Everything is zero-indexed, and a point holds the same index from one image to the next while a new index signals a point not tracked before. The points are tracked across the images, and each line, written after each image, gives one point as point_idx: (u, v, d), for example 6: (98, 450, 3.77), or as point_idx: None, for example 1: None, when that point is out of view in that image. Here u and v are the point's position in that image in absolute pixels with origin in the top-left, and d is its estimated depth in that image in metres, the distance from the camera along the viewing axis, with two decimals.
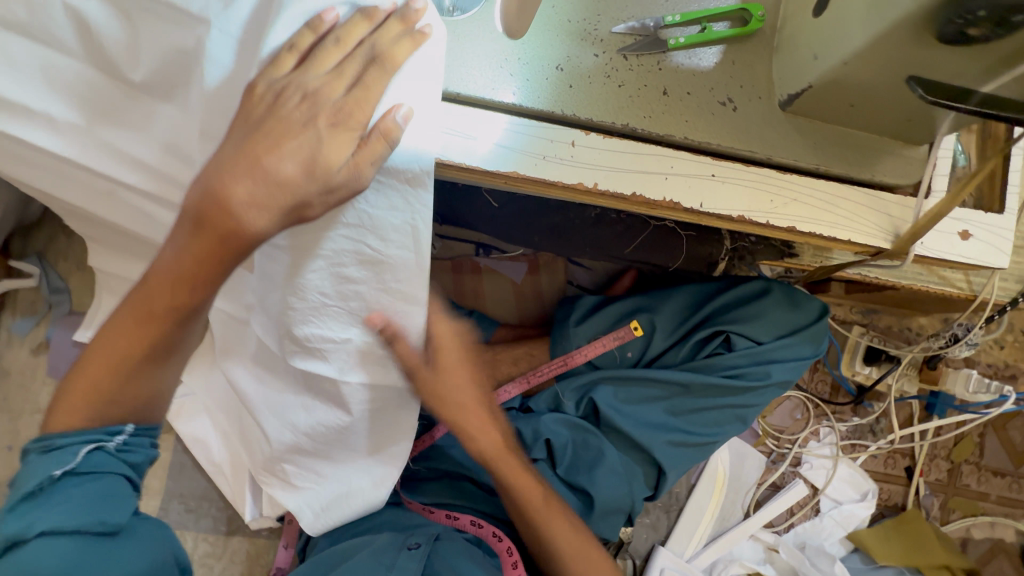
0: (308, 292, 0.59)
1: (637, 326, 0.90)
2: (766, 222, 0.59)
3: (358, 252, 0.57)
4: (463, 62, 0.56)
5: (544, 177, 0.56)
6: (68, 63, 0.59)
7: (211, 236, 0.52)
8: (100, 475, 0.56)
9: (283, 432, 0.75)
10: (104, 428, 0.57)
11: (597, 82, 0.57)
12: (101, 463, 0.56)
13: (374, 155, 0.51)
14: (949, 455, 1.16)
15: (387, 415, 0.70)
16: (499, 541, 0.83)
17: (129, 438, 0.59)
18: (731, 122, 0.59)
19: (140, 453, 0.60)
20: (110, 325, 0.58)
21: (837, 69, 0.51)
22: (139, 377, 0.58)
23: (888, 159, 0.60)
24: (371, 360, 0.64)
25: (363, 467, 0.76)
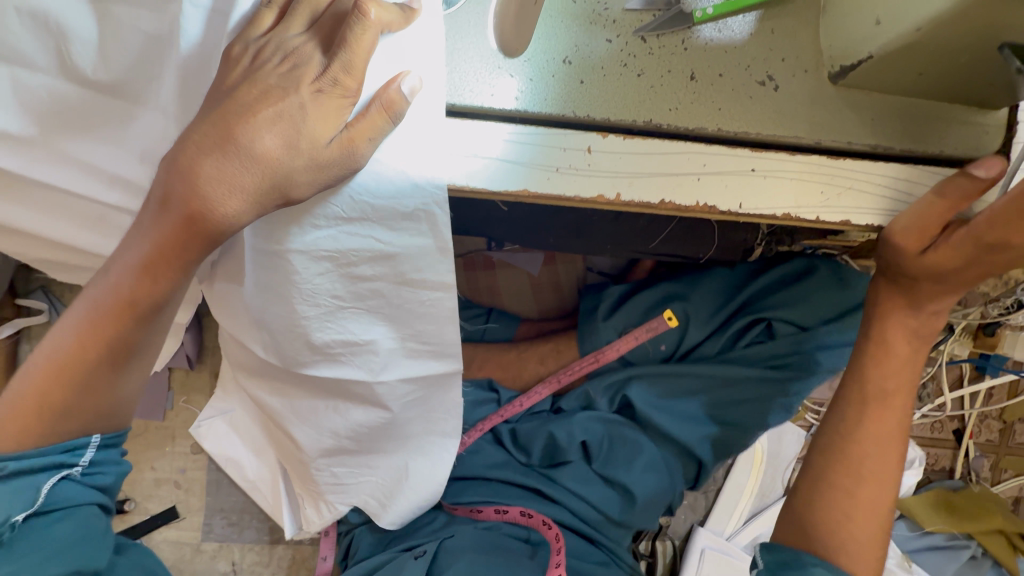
0: (311, 298, 0.54)
1: (670, 317, 0.82)
2: (816, 217, 0.51)
3: (368, 247, 0.52)
4: (458, 67, 0.49)
5: (560, 193, 0.49)
6: (39, 78, 0.50)
7: (170, 222, 0.46)
8: (75, 507, 0.54)
9: (320, 437, 0.69)
10: (68, 445, 0.54)
11: (613, 74, 0.49)
12: (67, 491, 0.54)
13: (374, 131, 0.45)
14: (1002, 415, 1.10)
15: (432, 399, 0.65)
16: (547, 528, 0.80)
17: (96, 456, 0.56)
18: (772, 104, 0.50)
19: (111, 469, 0.58)
20: (68, 317, 0.52)
21: (907, 34, 0.43)
22: (96, 371, 0.52)
23: (959, 130, 0.52)
24: (402, 356, 0.60)
25: (412, 448, 0.71)
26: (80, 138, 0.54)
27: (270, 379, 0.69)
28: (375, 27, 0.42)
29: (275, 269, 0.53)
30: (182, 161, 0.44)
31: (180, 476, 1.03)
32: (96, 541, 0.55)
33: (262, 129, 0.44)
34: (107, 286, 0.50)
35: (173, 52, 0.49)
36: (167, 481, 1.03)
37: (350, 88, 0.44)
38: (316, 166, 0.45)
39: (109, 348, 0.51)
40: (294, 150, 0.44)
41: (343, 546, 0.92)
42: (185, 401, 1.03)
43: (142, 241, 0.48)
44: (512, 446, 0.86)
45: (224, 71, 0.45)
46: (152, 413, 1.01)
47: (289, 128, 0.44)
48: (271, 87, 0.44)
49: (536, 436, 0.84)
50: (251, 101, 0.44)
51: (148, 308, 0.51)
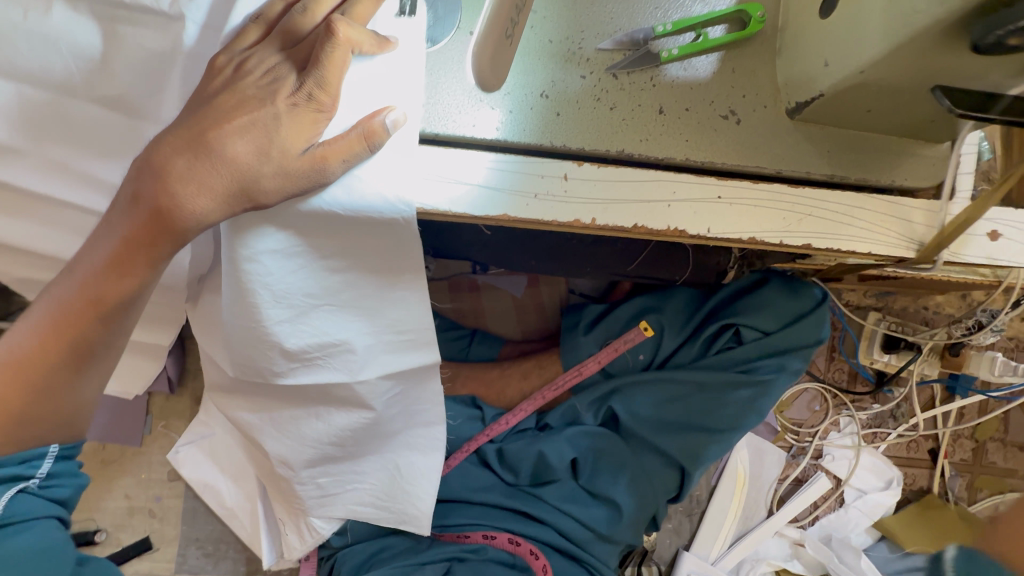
0: (277, 305, 0.54)
1: (646, 327, 0.83)
2: (780, 241, 0.55)
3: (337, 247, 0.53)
4: (440, 98, 0.51)
5: (538, 217, 0.52)
6: (44, 94, 0.53)
7: (140, 219, 0.48)
8: (31, 523, 0.50)
9: (302, 450, 0.69)
10: (22, 457, 0.51)
11: (586, 107, 0.53)
12: (22, 506, 0.50)
13: (348, 154, 0.47)
14: (974, 434, 1.14)
15: (411, 395, 0.65)
16: (535, 558, 0.81)
17: (53, 468, 0.53)
18: (735, 137, 0.54)
19: (68, 484, 0.55)
20: (29, 314, 0.52)
21: (852, 76, 0.46)
22: (58, 372, 0.52)
23: (907, 161, 0.56)
24: (380, 352, 0.60)
25: (400, 442, 0.71)
26: (85, 154, 0.57)
27: (255, 399, 0.69)
28: (345, 45, 0.45)
29: (235, 276, 0.52)
30: (152, 157, 0.47)
31: (155, 504, 1.00)
32: (54, 559, 0.51)
33: (233, 136, 0.46)
34: (74, 282, 0.51)
35: (173, 70, 0.51)
36: (140, 510, 1.00)
37: (324, 104, 0.46)
38: (284, 174, 0.46)
39: (73, 344, 0.52)
40: (265, 156, 0.46)
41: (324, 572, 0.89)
42: (163, 427, 1.01)
43: (112, 236, 0.49)
44: (498, 465, 0.86)
45: (209, 79, 0.48)
46: (129, 439, 0.99)
47: (261, 136, 0.46)
48: (251, 96, 0.46)
49: (520, 457, 0.84)
50: (227, 110, 0.46)
51: (113, 303, 0.51)
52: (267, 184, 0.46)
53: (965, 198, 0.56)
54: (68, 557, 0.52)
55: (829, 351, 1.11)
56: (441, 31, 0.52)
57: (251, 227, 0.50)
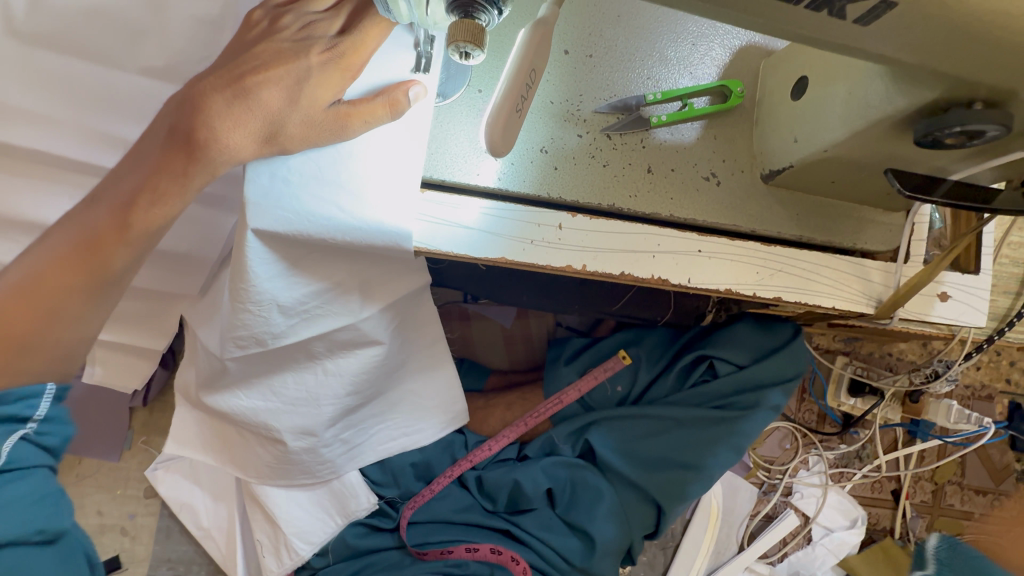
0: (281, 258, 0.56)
1: (625, 355, 0.90)
2: (752, 294, 0.60)
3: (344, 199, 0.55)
4: (447, 149, 0.55)
5: (532, 260, 0.56)
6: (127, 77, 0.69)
7: (175, 150, 0.52)
8: (29, 473, 0.50)
9: (316, 411, 0.73)
10: (22, 394, 0.50)
11: (582, 163, 0.57)
12: (21, 454, 0.49)
13: (371, 117, 0.51)
14: (933, 476, 1.19)
15: (409, 317, 0.72)
16: (517, 564, 0.84)
17: (49, 414, 0.52)
18: (715, 197, 0.59)
19: (61, 434, 0.53)
20: (45, 246, 0.55)
21: (818, 153, 0.52)
22: (72, 299, 0.55)
23: (867, 227, 0.62)
24: (378, 287, 0.64)
25: (398, 375, 0.78)
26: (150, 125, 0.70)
27: (249, 379, 0.71)
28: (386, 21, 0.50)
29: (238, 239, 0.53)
30: (189, 93, 0.51)
31: (128, 522, 0.99)
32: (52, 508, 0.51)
33: (268, 85, 0.49)
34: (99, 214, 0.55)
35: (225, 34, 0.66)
36: (113, 529, 0.98)
37: (352, 65, 0.50)
38: (310, 123, 0.50)
39: (91, 275, 0.55)
40: (294, 105, 0.49)
41: None
42: (144, 442, 1.00)
43: (143, 170, 0.54)
44: (479, 492, 0.89)
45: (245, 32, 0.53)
46: (107, 453, 0.98)
47: (292, 84, 0.49)
48: (285, 52, 0.50)
49: (502, 484, 0.87)
50: (265, 60, 0.49)
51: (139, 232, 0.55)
52: (294, 132, 0.50)
53: (918, 262, 0.62)
54: (60, 503, 0.52)
55: (801, 392, 1.17)
56: (453, 85, 0.56)
57: (255, 178, 0.52)
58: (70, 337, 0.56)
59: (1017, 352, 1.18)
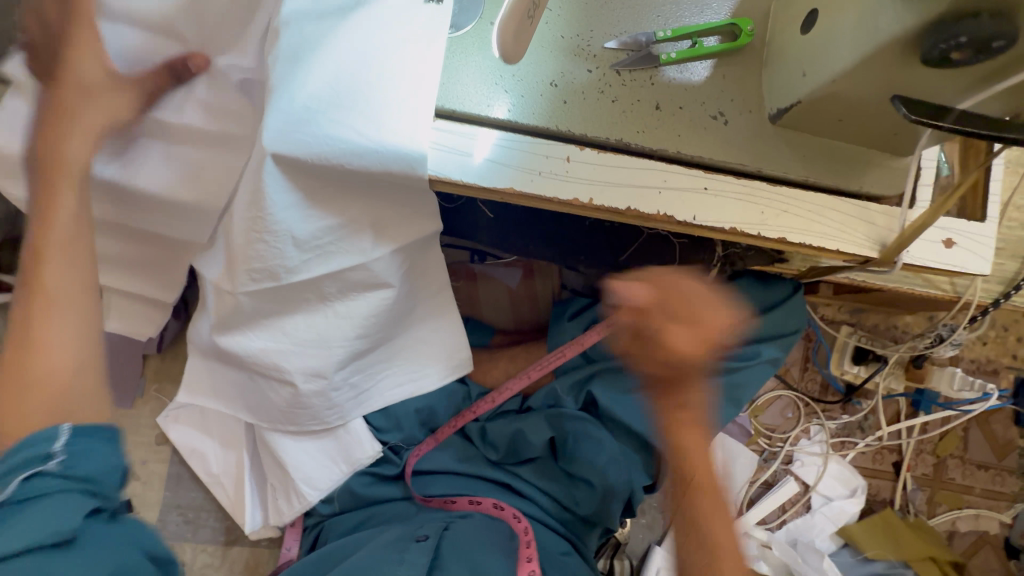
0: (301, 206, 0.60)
1: None
2: (758, 233, 0.60)
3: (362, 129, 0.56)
4: (459, 80, 0.56)
5: (540, 192, 0.57)
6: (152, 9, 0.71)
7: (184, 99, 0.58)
8: (46, 497, 0.50)
9: (328, 354, 0.74)
10: (39, 436, 0.52)
11: (592, 97, 0.58)
12: (39, 485, 0.50)
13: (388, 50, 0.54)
14: (935, 449, 1.19)
15: (419, 263, 0.74)
16: (517, 520, 0.83)
17: (68, 444, 0.53)
18: (722, 135, 0.60)
19: (93, 457, 0.54)
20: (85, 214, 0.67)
21: (826, 85, 0.52)
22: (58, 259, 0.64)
23: (873, 171, 0.62)
24: (391, 229, 0.66)
25: (407, 321, 0.80)
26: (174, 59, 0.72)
27: (259, 319, 0.72)
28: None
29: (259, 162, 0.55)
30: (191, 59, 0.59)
31: (139, 468, 1.01)
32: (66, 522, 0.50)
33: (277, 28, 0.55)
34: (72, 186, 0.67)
35: None
36: None
37: None
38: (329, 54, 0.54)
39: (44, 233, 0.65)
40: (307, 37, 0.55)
41: (310, 540, 0.93)
42: (156, 389, 1.02)
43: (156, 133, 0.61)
44: (483, 443, 0.90)
45: None
46: (120, 399, 1.01)
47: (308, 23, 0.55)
48: None
49: (505, 435, 0.89)
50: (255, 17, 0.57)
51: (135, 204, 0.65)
52: (318, 63, 0.54)
53: (923, 207, 0.63)
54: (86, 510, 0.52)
55: (803, 361, 1.17)
56: (466, 19, 0.58)
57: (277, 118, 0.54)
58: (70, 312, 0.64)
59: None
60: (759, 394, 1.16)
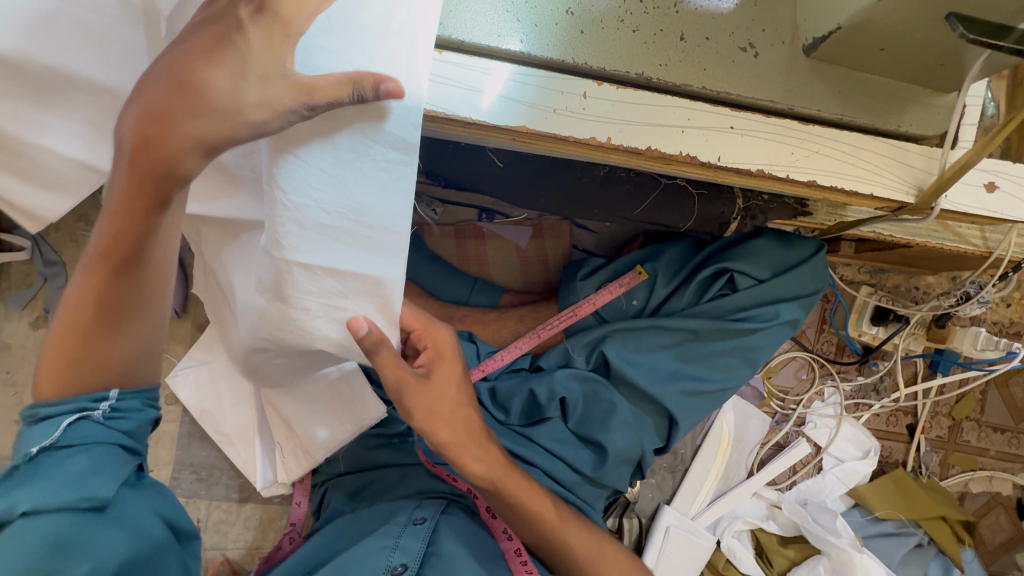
0: (281, 238, 0.48)
1: (640, 271, 0.89)
2: (786, 175, 0.56)
3: (310, 178, 0.46)
4: (467, 9, 0.52)
5: (554, 131, 0.53)
6: None
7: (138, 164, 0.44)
8: (90, 446, 0.52)
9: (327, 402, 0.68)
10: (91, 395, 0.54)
11: (610, 27, 0.54)
12: (84, 432, 0.53)
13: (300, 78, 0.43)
14: (951, 412, 1.18)
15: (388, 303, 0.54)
16: (507, 539, 0.80)
17: (118, 403, 0.55)
18: (751, 69, 0.55)
19: (134, 418, 0.57)
20: (78, 278, 0.53)
21: (868, 7, 0.47)
22: (101, 332, 0.53)
23: (912, 108, 0.57)
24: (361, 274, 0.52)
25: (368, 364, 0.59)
26: None
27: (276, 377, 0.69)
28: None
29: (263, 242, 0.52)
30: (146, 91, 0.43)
31: None
32: (108, 477, 0.52)
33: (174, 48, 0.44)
34: (77, 290, 0.52)
35: None
36: None
37: None
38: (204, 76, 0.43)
39: (102, 300, 0.52)
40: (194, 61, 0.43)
41: (318, 498, 0.94)
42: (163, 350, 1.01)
43: (111, 211, 0.48)
44: (492, 403, 0.88)
45: None
46: None
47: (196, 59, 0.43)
48: None
49: (516, 393, 0.87)
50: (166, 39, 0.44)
51: (128, 256, 0.50)
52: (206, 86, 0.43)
53: (965, 147, 0.58)
54: (123, 476, 0.53)
55: (820, 323, 1.14)
56: None
57: (302, 150, 0.46)
58: (145, 319, 0.55)
59: None
60: (774, 355, 1.13)
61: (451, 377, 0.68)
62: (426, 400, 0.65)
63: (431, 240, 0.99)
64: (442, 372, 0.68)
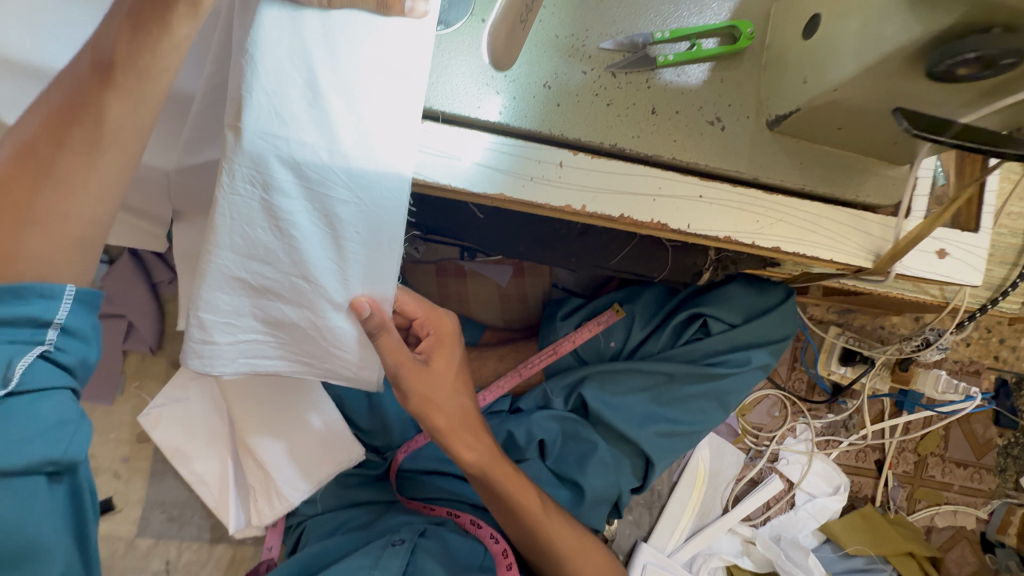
0: (265, 111, 0.39)
1: (618, 309, 0.92)
2: (751, 242, 0.59)
3: (310, 46, 0.40)
4: (449, 79, 0.54)
5: (531, 198, 0.55)
6: None
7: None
8: (48, 392, 0.47)
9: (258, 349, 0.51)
10: (40, 292, 0.45)
11: (586, 100, 0.56)
12: (40, 372, 0.46)
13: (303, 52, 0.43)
14: (916, 448, 1.21)
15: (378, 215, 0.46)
16: (495, 542, 0.79)
17: (69, 326, 0.47)
18: (719, 141, 0.58)
19: (82, 347, 0.49)
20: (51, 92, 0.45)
21: (826, 93, 0.51)
22: (66, 161, 0.44)
23: (870, 179, 0.61)
24: (353, 172, 0.43)
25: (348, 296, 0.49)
26: None
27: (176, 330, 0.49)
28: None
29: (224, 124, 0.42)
30: None
31: (121, 465, 1.00)
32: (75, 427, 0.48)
33: None
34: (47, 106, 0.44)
35: None
36: (105, 471, 0.99)
37: None
38: None
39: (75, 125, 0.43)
40: None
41: (291, 541, 0.93)
42: (136, 387, 1.00)
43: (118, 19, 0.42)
44: None
45: None
46: (100, 396, 0.98)
47: None
48: None
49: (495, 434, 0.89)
50: None
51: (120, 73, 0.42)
52: None
53: (918, 217, 0.62)
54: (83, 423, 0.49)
55: (792, 360, 1.17)
56: (454, 14, 0.55)
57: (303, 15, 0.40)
58: (122, 163, 0.47)
59: (1008, 329, 1.17)
60: (748, 393, 1.16)
61: (449, 366, 0.69)
62: (423, 387, 0.65)
63: (413, 277, 0.99)
64: (441, 358, 0.68)
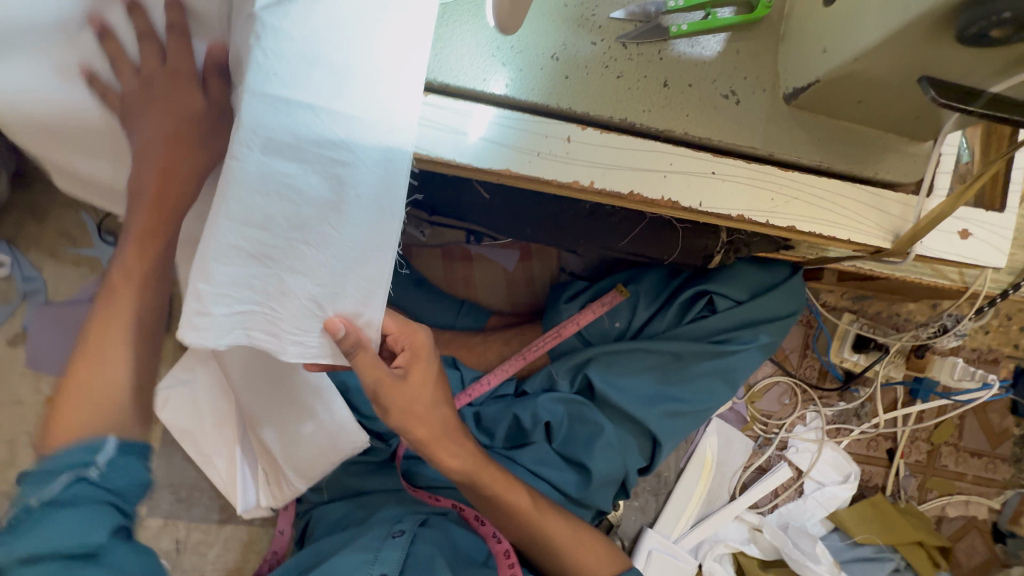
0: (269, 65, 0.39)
1: (622, 289, 0.91)
2: (765, 221, 0.57)
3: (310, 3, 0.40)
4: (453, 49, 0.52)
5: (538, 174, 0.54)
6: None
7: None
8: (86, 500, 0.47)
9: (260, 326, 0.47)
10: (78, 456, 0.48)
11: (595, 73, 0.54)
12: (77, 504, 0.47)
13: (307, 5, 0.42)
14: (930, 437, 1.19)
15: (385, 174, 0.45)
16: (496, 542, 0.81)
17: (109, 464, 0.49)
18: (733, 116, 0.56)
19: (130, 472, 0.51)
20: None
21: (847, 64, 0.48)
22: None
23: (890, 156, 0.58)
24: (358, 131, 0.43)
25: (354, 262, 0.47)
26: None
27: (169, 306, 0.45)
28: None
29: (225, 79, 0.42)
30: None
31: None
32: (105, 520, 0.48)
33: None
34: None
35: None
36: None
37: None
38: None
39: None
40: None
41: (301, 522, 0.94)
42: None
43: None
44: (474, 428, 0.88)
45: None
46: None
47: None
48: None
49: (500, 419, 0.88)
50: None
51: None
52: None
53: (939, 195, 0.60)
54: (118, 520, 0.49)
55: (804, 348, 1.15)
56: None
57: None
58: None
59: None
60: (758, 380, 1.15)
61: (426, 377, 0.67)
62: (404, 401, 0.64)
63: (418, 260, 0.98)
64: (418, 372, 0.66)
